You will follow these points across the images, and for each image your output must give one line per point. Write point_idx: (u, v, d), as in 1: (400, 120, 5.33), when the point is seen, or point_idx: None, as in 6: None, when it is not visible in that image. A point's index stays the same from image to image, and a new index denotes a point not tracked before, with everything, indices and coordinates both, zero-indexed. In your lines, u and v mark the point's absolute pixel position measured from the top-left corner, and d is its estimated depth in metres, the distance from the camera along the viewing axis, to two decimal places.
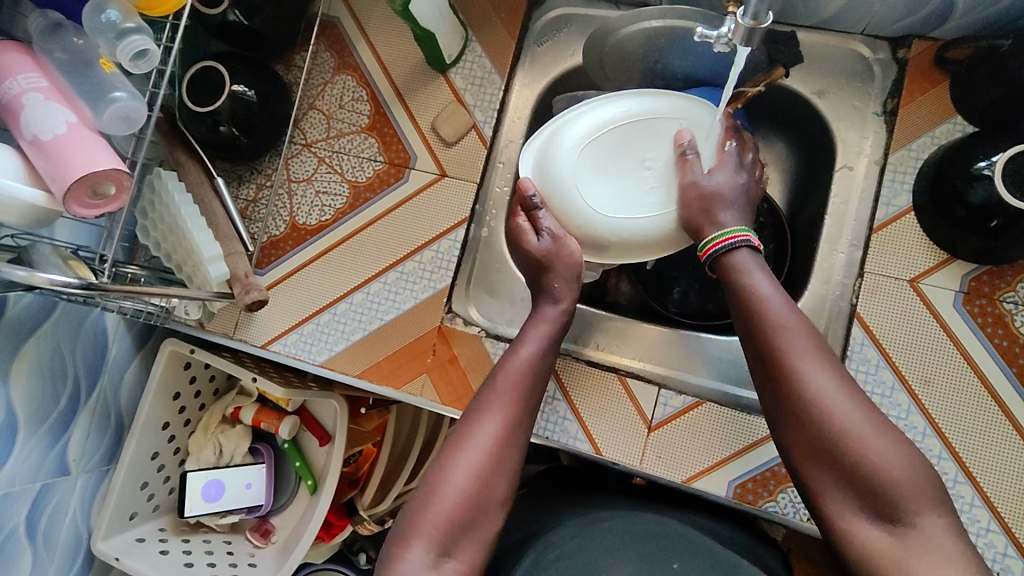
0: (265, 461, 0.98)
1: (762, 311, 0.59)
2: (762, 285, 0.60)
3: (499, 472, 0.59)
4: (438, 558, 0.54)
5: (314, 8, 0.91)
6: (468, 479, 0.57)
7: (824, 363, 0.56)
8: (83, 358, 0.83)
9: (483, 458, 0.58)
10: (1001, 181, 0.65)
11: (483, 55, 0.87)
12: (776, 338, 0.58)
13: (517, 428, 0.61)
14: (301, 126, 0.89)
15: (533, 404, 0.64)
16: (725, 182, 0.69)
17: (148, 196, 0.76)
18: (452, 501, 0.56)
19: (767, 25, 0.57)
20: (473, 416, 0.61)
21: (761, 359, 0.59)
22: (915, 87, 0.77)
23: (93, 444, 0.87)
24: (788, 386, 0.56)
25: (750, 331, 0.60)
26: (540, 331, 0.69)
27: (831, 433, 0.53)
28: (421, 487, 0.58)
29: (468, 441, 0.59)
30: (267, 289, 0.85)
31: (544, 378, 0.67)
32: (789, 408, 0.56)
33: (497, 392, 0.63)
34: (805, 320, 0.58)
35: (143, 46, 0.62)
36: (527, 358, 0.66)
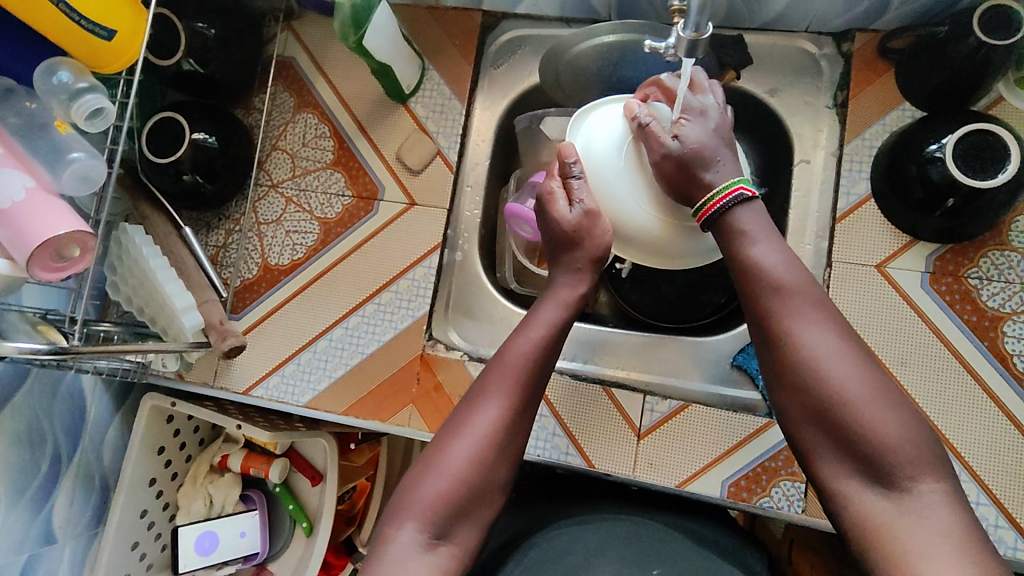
0: (258, 507, 0.97)
1: (760, 271, 0.57)
2: (758, 249, 0.57)
3: (491, 461, 0.58)
4: (429, 541, 0.54)
5: (268, 50, 0.91)
6: (461, 466, 0.56)
7: (825, 326, 0.54)
8: (61, 422, 0.81)
9: (480, 449, 0.57)
10: (952, 161, 0.67)
11: (442, 82, 0.88)
12: (770, 300, 0.56)
13: (513, 416, 0.59)
14: (266, 167, 0.88)
15: (536, 392, 0.62)
16: (696, 139, 0.62)
17: (115, 251, 0.76)
18: (445, 487, 0.56)
19: (707, 36, 0.59)
20: (469, 405, 0.60)
21: (759, 320, 0.57)
22: (862, 78, 0.80)
23: (78, 509, 0.85)
24: (782, 347, 0.55)
25: (747, 292, 0.58)
26: (556, 307, 0.65)
27: (825, 398, 0.52)
28: (419, 462, 0.58)
29: (463, 427, 0.59)
30: (243, 334, 0.84)
31: (551, 363, 0.63)
32: (783, 368, 0.55)
33: (496, 379, 0.61)
34: (807, 281, 0.56)
35: (99, 104, 0.63)
36: (536, 341, 0.62)
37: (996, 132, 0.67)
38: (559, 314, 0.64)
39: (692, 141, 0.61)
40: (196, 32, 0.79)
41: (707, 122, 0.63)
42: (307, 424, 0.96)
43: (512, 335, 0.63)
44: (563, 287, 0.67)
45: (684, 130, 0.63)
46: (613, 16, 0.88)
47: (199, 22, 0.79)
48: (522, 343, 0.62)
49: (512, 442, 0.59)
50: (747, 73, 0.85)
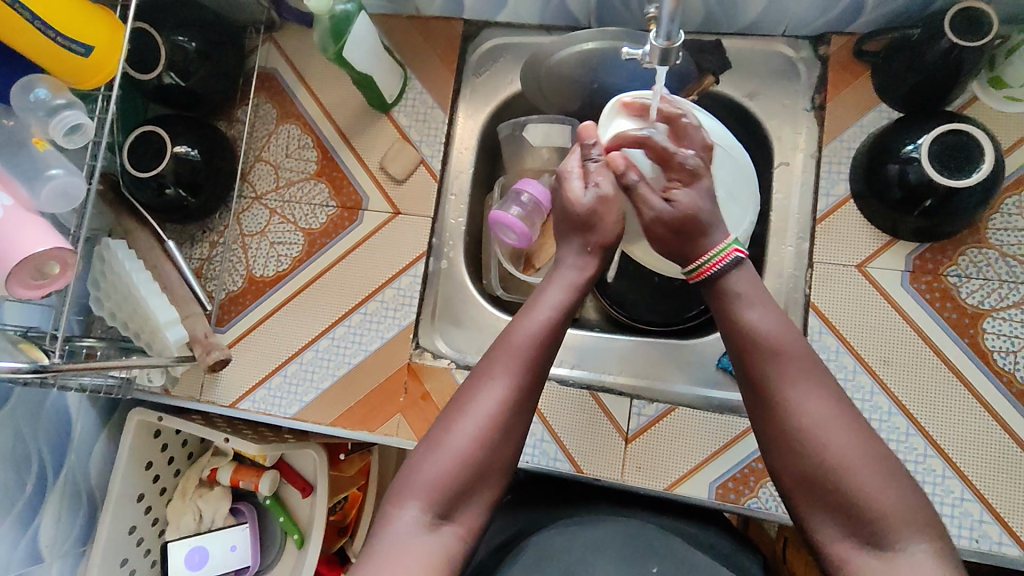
0: (249, 520, 0.96)
1: (748, 332, 0.58)
2: (750, 315, 0.58)
3: (494, 446, 0.57)
4: (433, 520, 0.54)
5: (249, 62, 0.91)
6: (467, 445, 0.56)
7: (817, 392, 0.55)
8: (47, 440, 0.80)
9: (486, 423, 0.57)
10: (928, 161, 0.68)
11: (424, 91, 0.89)
12: (763, 366, 0.56)
13: (518, 399, 0.59)
14: (249, 179, 0.88)
15: (542, 373, 0.61)
16: (689, 203, 0.63)
17: (98, 266, 0.77)
18: (447, 465, 0.56)
19: (680, 44, 0.60)
20: (476, 381, 0.59)
21: (752, 382, 0.57)
22: (839, 80, 0.81)
23: (66, 527, 0.84)
24: (774, 411, 0.55)
25: (738, 355, 0.58)
26: (562, 288, 0.65)
27: (816, 462, 0.53)
28: (422, 442, 0.58)
29: (466, 406, 0.58)
30: (228, 347, 0.84)
31: (556, 344, 0.62)
32: (775, 432, 0.55)
33: (502, 355, 0.60)
34: (800, 346, 0.57)
35: (77, 121, 0.62)
36: (543, 321, 0.62)
37: (970, 132, 0.68)
38: (565, 295, 0.64)
39: (685, 206, 0.63)
40: (176, 46, 0.79)
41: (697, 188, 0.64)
42: (296, 435, 0.95)
43: (518, 316, 0.63)
44: (570, 267, 0.67)
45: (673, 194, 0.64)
46: (593, 23, 0.88)
47: (180, 36, 0.79)
48: (528, 324, 0.61)
49: (515, 423, 0.59)
50: (726, 77, 0.86)
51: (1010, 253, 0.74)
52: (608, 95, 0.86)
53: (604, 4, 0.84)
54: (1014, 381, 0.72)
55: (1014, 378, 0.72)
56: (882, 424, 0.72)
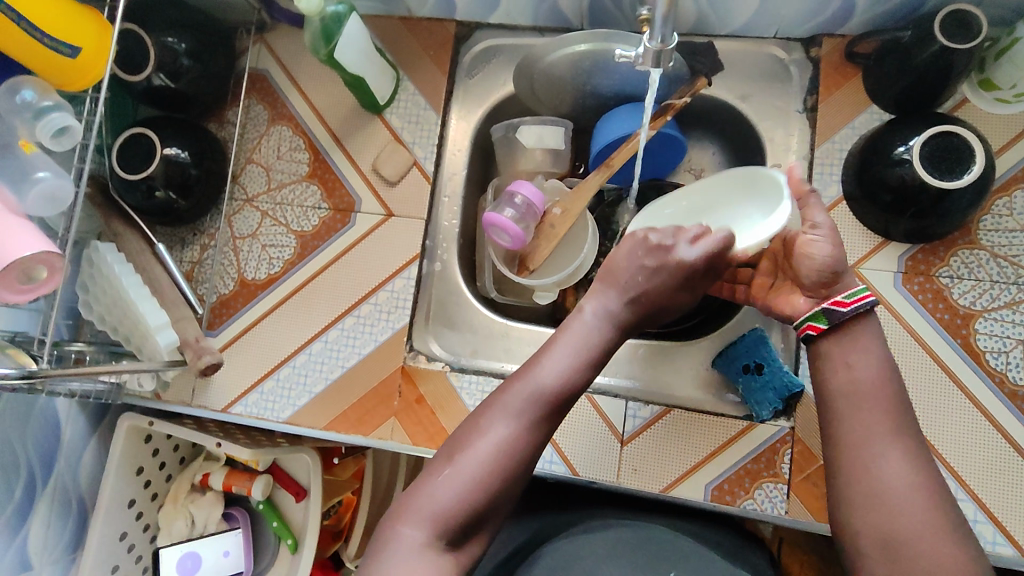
0: (241, 525, 0.95)
1: (860, 393, 0.57)
2: (859, 370, 0.58)
3: (508, 479, 0.56)
4: (441, 545, 0.54)
5: (240, 63, 0.90)
6: (480, 472, 0.55)
7: (906, 457, 0.54)
8: (36, 446, 0.79)
9: (500, 455, 0.56)
10: (919, 163, 0.69)
11: (416, 93, 0.88)
12: (860, 421, 0.56)
13: (537, 436, 0.58)
14: (240, 181, 0.88)
15: (559, 418, 0.60)
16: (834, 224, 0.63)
17: (87, 270, 0.76)
18: (460, 491, 0.55)
19: (673, 46, 0.60)
20: (493, 411, 0.59)
21: (850, 440, 0.56)
22: (831, 82, 0.81)
23: (55, 534, 0.83)
24: (862, 472, 0.54)
25: (840, 414, 0.57)
26: (595, 325, 0.63)
27: (892, 528, 0.52)
28: (440, 461, 0.58)
29: (484, 434, 0.57)
30: (220, 351, 0.83)
31: (580, 386, 0.61)
32: (855, 489, 0.54)
33: (523, 393, 0.59)
34: (900, 412, 0.56)
35: (64, 123, 0.62)
36: (569, 363, 0.61)
37: (961, 133, 0.69)
38: (596, 333, 0.63)
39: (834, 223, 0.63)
40: (166, 47, 0.78)
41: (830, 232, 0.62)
42: (289, 439, 0.95)
43: (548, 351, 0.62)
44: (605, 311, 0.64)
45: (814, 220, 0.62)
46: (585, 25, 0.88)
47: (169, 37, 0.78)
48: (557, 363, 0.60)
49: (531, 458, 0.58)
50: (719, 79, 0.86)
51: (1001, 254, 0.74)
52: (599, 95, 0.88)
53: (596, 6, 0.84)
54: (1005, 381, 0.72)
55: (1005, 378, 0.72)
56: None
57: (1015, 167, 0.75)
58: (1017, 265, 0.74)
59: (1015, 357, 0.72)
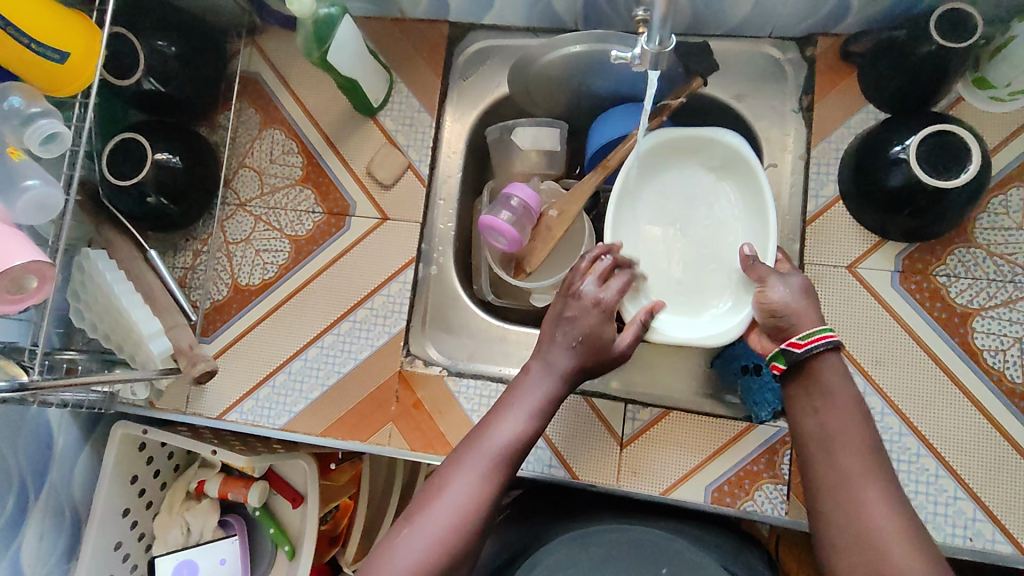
0: (238, 533, 0.94)
1: (838, 432, 0.59)
2: (835, 409, 0.60)
3: (467, 540, 0.58)
4: None
5: (231, 67, 0.89)
6: (440, 534, 0.57)
7: (885, 490, 0.56)
8: (28, 457, 0.78)
9: (459, 514, 0.58)
10: (916, 162, 0.68)
11: (410, 95, 0.87)
12: (841, 459, 0.58)
13: (489, 500, 0.60)
14: (233, 185, 0.87)
15: (512, 477, 0.62)
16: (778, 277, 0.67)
17: (78, 277, 0.75)
18: (423, 553, 0.56)
19: (671, 48, 0.60)
20: (448, 474, 0.61)
21: (831, 481, 0.57)
22: (826, 81, 0.81)
23: (49, 545, 0.82)
24: (846, 510, 0.56)
25: (819, 455, 0.59)
26: (540, 386, 0.65)
27: (880, 566, 0.53)
28: (403, 522, 0.59)
29: (437, 502, 0.59)
30: (214, 358, 0.82)
31: (530, 446, 0.64)
32: (843, 528, 0.55)
33: (475, 456, 0.61)
34: (874, 448, 0.58)
35: (54, 130, 0.61)
36: (518, 424, 0.63)
37: (957, 132, 0.68)
38: (544, 389, 0.65)
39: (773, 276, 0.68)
40: (155, 51, 0.77)
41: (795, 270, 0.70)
42: (286, 445, 0.94)
43: (496, 417, 0.64)
44: (551, 370, 0.66)
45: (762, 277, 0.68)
46: (579, 26, 0.87)
47: (159, 40, 0.77)
48: (503, 428, 0.63)
49: (486, 522, 0.59)
50: (714, 79, 0.86)
51: (998, 252, 0.74)
52: (594, 96, 0.87)
53: (591, 6, 0.83)
54: (1003, 379, 0.72)
55: (1003, 376, 0.72)
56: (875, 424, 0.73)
57: (1010, 165, 0.75)
58: (1013, 264, 0.74)
59: (1013, 355, 0.72)
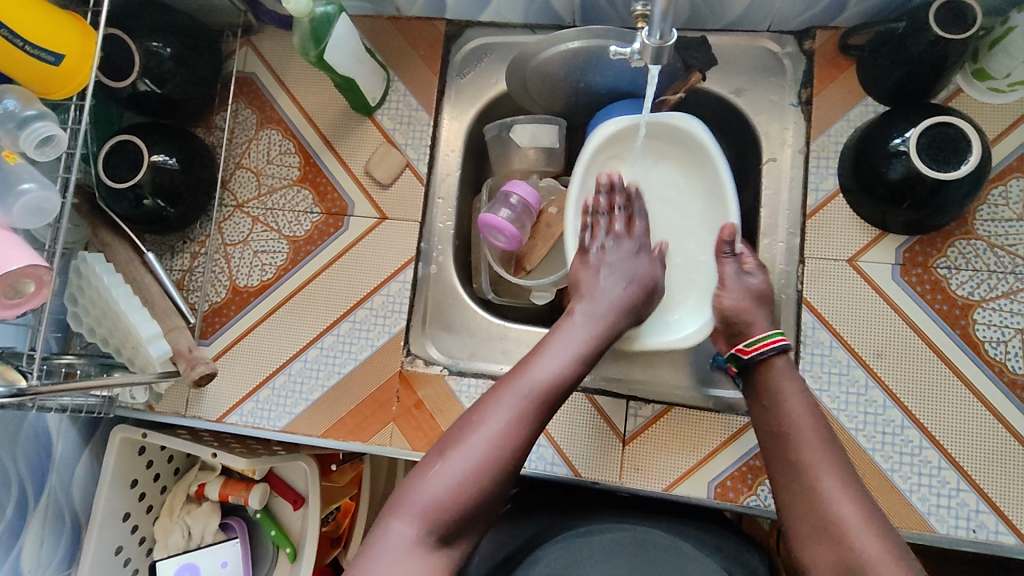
0: (239, 536, 0.94)
1: (793, 432, 0.63)
2: (794, 404, 0.65)
3: (499, 471, 0.59)
4: (432, 542, 0.56)
5: (227, 67, 0.89)
6: (473, 462, 0.59)
7: (842, 476, 0.60)
8: (27, 462, 0.77)
9: (493, 444, 0.60)
10: (916, 154, 0.68)
11: (408, 93, 0.87)
12: (799, 451, 0.62)
13: (527, 431, 0.61)
14: (230, 187, 0.86)
15: (550, 415, 0.64)
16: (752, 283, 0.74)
17: (75, 280, 0.74)
18: (453, 480, 0.58)
19: (672, 43, 0.60)
20: (486, 404, 0.62)
21: (791, 479, 0.61)
22: (825, 75, 0.81)
23: (49, 551, 0.81)
24: (810, 504, 0.59)
25: (779, 457, 0.63)
26: (581, 331, 0.69)
27: (847, 552, 0.55)
28: (436, 451, 0.61)
29: (478, 427, 0.61)
30: (214, 360, 0.82)
31: (568, 387, 0.65)
32: (805, 513, 0.59)
33: (515, 387, 0.63)
34: (829, 438, 0.63)
35: (49, 132, 0.60)
36: (558, 364, 0.65)
37: (957, 124, 0.68)
38: (583, 335, 0.69)
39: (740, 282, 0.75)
40: (150, 52, 0.76)
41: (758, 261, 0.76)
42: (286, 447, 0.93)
43: (538, 355, 0.66)
44: (591, 309, 0.71)
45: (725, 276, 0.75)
46: (577, 22, 0.87)
47: (154, 42, 0.77)
48: (545, 364, 0.65)
49: (521, 453, 0.61)
50: (713, 73, 0.85)
51: (998, 243, 0.74)
52: (592, 92, 0.87)
53: (589, 2, 0.83)
54: (1005, 370, 0.72)
55: (1005, 368, 0.72)
56: (876, 417, 0.73)
57: (1010, 157, 0.75)
58: (1014, 255, 0.74)
59: (1014, 347, 0.72)
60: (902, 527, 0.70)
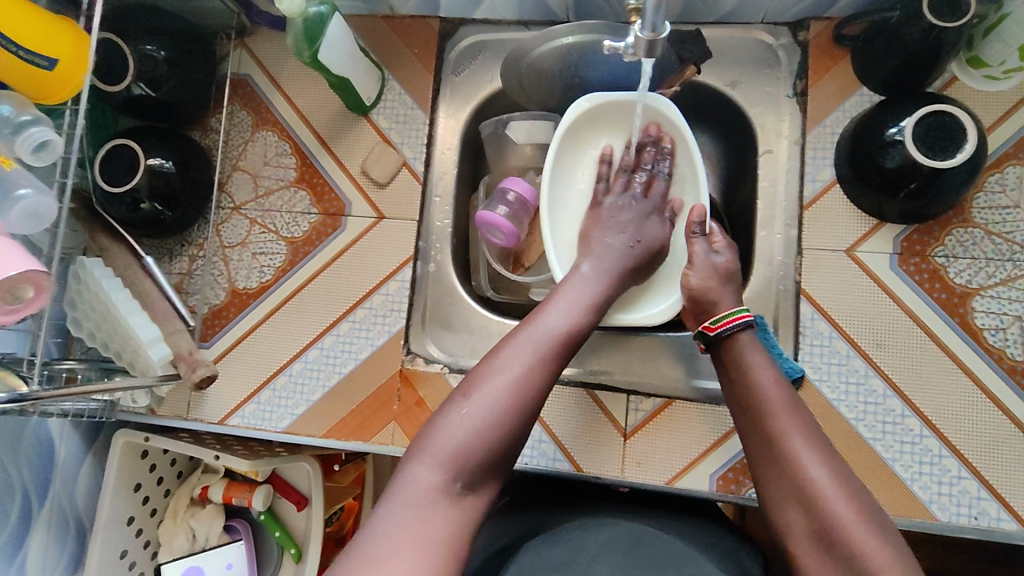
0: (243, 537, 0.94)
1: (761, 400, 0.61)
2: (761, 371, 0.63)
3: (523, 412, 0.58)
4: (458, 489, 0.54)
5: (222, 69, 0.89)
6: (498, 401, 0.57)
7: (813, 439, 0.58)
8: (31, 468, 0.77)
9: (515, 383, 0.58)
10: (912, 143, 0.68)
11: (403, 92, 0.87)
12: (767, 418, 0.60)
13: (548, 372, 0.60)
14: (227, 189, 0.86)
15: (568, 359, 0.63)
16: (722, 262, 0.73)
17: (74, 286, 0.74)
18: (478, 419, 0.56)
19: (665, 35, 0.60)
20: (503, 346, 0.61)
21: (761, 447, 0.60)
22: (820, 66, 0.81)
23: (54, 556, 0.81)
24: (783, 470, 0.58)
25: (749, 425, 0.62)
26: (590, 284, 0.69)
27: (823, 518, 0.54)
28: (456, 394, 0.59)
29: (498, 367, 0.59)
30: (214, 362, 0.82)
31: (582, 335, 0.65)
32: (779, 483, 0.57)
33: (531, 332, 0.62)
34: (796, 402, 0.61)
35: (44, 137, 0.60)
36: (571, 312, 0.65)
37: (953, 112, 0.68)
38: (592, 288, 0.69)
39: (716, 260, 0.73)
40: (144, 55, 0.76)
41: (728, 240, 0.75)
42: (288, 448, 0.93)
43: (548, 304, 0.65)
44: (598, 266, 0.72)
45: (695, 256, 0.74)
46: (571, 17, 0.87)
47: (148, 44, 0.76)
48: (558, 312, 0.64)
49: (541, 396, 0.59)
50: (707, 67, 0.85)
51: (995, 231, 0.74)
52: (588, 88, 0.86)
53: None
54: (1004, 358, 0.72)
55: (1004, 355, 0.72)
56: (877, 407, 0.73)
57: (1006, 144, 0.75)
58: (1011, 242, 0.74)
59: (1013, 334, 0.72)
60: (905, 516, 0.70)
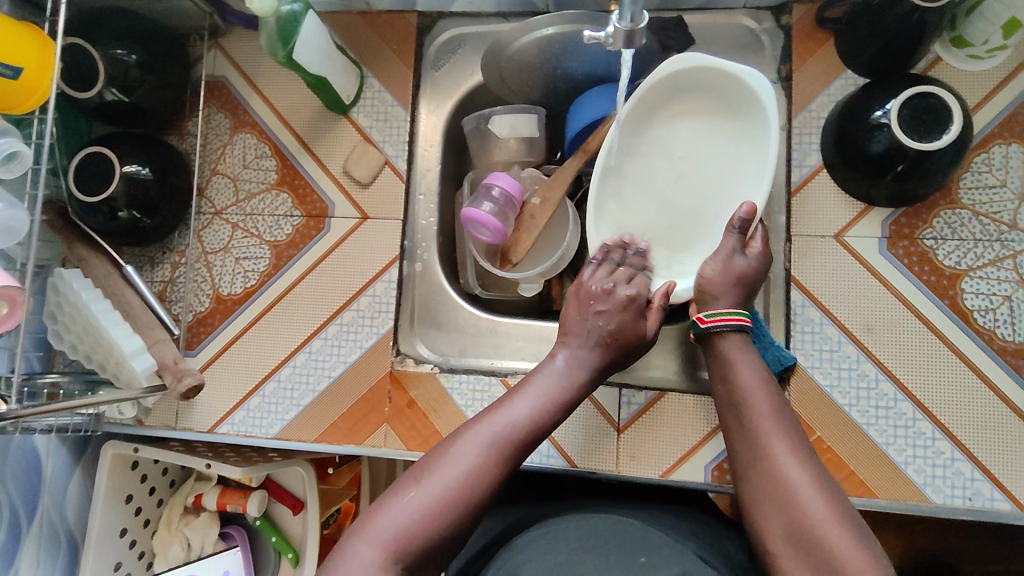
0: (240, 543, 0.93)
1: (744, 398, 0.63)
2: (744, 371, 0.65)
3: (466, 508, 0.57)
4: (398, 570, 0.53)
5: (196, 71, 0.87)
6: (441, 493, 0.57)
7: (787, 434, 0.60)
8: (18, 485, 0.76)
9: (462, 476, 0.58)
10: (899, 126, 0.67)
11: (383, 89, 0.86)
12: (749, 415, 0.62)
13: (491, 477, 0.59)
14: (207, 194, 0.85)
15: (519, 463, 0.62)
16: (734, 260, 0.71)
17: (53, 298, 0.73)
18: (422, 506, 0.56)
19: (644, 25, 0.59)
20: (456, 439, 0.61)
21: (743, 442, 0.62)
22: (804, 50, 0.80)
23: (46, 571, 0.80)
24: (759, 462, 0.59)
25: (733, 420, 0.64)
26: (556, 375, 0.67)
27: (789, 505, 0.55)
28: (408, 477, 0.59)
29: (449, 459, 0.59)
30: (201, 371, 0.81)
31: (539, 436, 0.64)
32: (755, 476, 0.59)
33: (487, 430, 0.61)
34: (778, 400, 0.63)
35: (13, 149, 0.59)
36: (532, 406, 0.64)
37: (936, 93, 0.67)
38: (560, 379, 0.67)
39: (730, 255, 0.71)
40: (115, 60, 0.74)
41: (765, 246, 0.71)
42: (282, 453, 0.92)
43: (511, 397, 0.65)
44: (565, 361, 0.69)
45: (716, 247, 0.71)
46: (550, 7, 0.86)
47: (118, 49, 0.74)
48: (518, 408, 0.64)
49: (484, 496, 0.58)
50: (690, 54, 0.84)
51: (982, 211, 0.74)
52: (570, 78, 0.86)
53: None
54: (995, 338, 0.72)
55: (994, 335, 0.72)
56: (870, 391, 0.73)
57: (991, 123, 0.75)
58: (999, 223, 0.74)
59: (1003, 314, 0.72)
60: (900, 500, 0.70)
